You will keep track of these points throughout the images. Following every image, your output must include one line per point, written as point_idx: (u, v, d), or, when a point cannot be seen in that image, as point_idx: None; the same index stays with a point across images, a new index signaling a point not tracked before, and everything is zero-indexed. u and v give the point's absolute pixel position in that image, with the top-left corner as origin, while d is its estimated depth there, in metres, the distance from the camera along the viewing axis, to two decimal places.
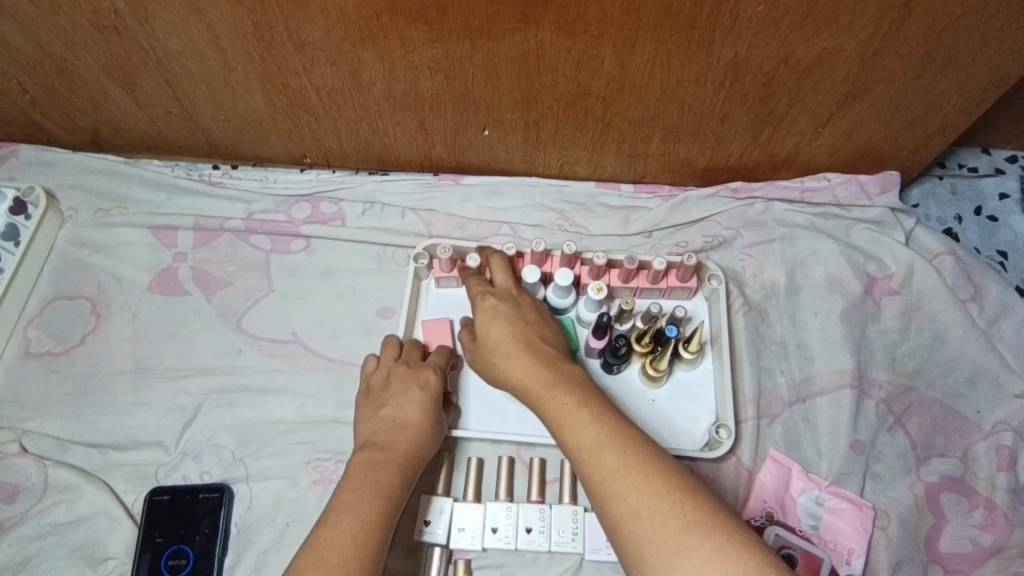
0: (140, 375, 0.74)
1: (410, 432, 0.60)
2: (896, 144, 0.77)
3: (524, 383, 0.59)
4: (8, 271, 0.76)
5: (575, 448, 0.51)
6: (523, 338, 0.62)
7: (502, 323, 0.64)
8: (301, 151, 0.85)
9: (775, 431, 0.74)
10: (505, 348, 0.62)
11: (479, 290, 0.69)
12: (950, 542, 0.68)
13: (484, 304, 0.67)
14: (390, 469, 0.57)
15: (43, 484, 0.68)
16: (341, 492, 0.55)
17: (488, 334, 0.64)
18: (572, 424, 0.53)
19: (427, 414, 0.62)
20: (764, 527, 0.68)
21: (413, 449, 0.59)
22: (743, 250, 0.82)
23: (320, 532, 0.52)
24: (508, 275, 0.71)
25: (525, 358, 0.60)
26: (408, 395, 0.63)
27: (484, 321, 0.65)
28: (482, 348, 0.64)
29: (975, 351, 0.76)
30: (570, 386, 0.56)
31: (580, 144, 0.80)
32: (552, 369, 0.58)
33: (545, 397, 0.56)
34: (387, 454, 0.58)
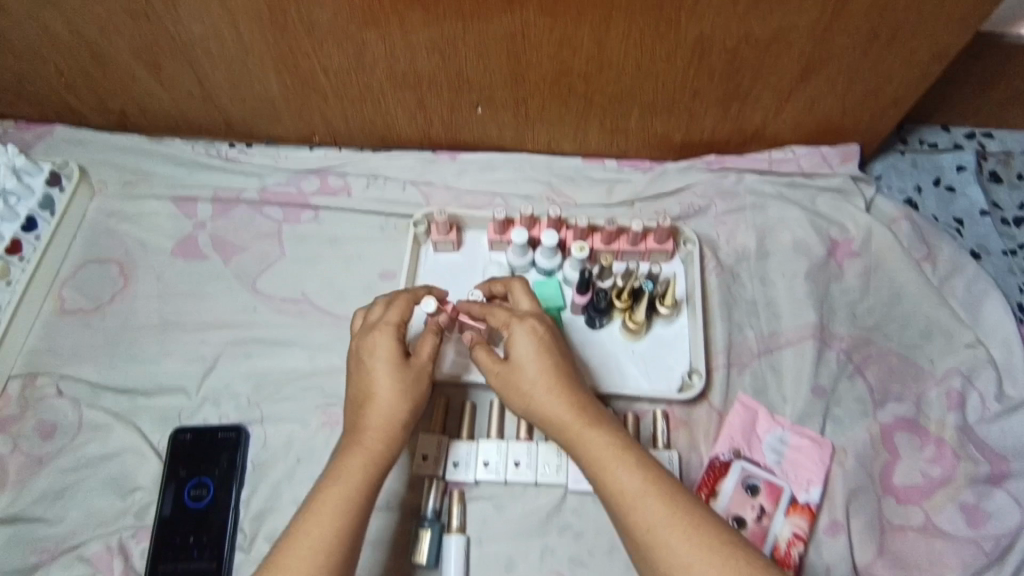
0: (164, 329, 0.82)
1: (378, 406, 0.60)
2: (854, 117, 0.84)
3: (554, 414, 0.59)
4: (45, 237, 0.83)
5: (620, 493, 0.54)
6: (556, 372, 0.61)
7: (539, 356, 0.61)
8: (311, 130, 0.93)
9: (744, 378, 0.80)
10: (535, 381, 0.60)
11: (507, 317, 0.65)
12: (903, 476, 0.75)
13: (522, 328, 0.63)
14: (366, 458, 0.57)
15: (79, 422, 0.76)
16: (321, 493, 0.55)
17: (519, 365, 0.61)
18: (614, 466, 0.55)
19: (401, 385, 0.61)
20: (730, 462, 0.75)
21: (389, 428, 0.59)
22: (717, 218, 0.89)
23: (298, 531, 0.53)
24: (531, 300, 0.68)
25: (557, 390, 0.60)
26: (376, 365, 0.61)
27: (516, 347, 0.62)
28: (507, 374, 0.62)
29: (929, 305, 0.82)
30: (607, 427, 0.58)
31: (565, 120, 0.87)
32: (586, 405, 0.60)
33: (582, 436, 0.57)
34: (361, 443, 0.58)
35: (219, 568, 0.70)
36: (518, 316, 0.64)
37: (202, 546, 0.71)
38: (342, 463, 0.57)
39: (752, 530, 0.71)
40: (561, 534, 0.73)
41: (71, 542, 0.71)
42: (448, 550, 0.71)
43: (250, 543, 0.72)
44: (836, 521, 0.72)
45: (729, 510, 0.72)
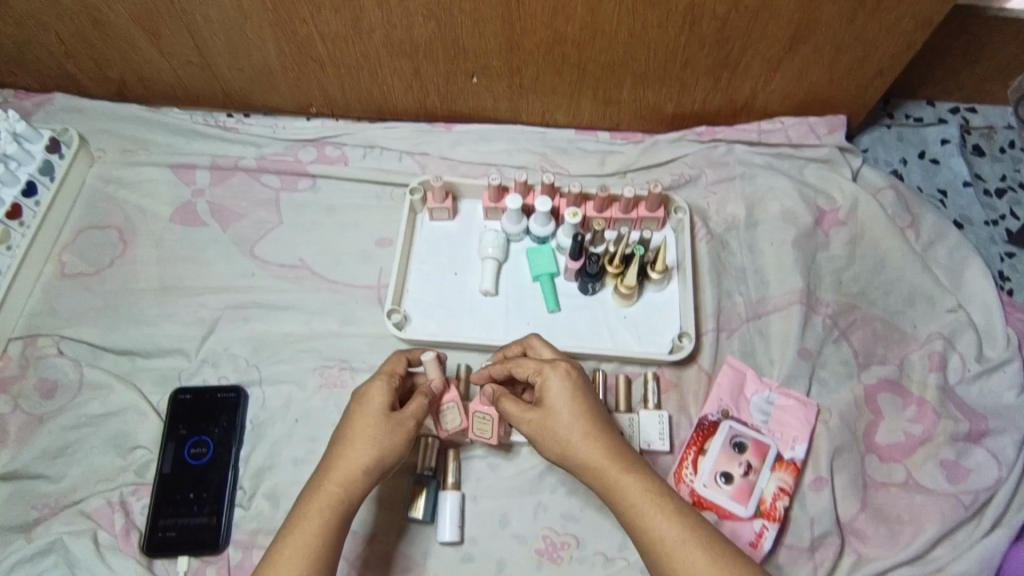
0: (164, 293, 0.83)
1: (353, 450, 0.60)
2: (840, 86, 0.86)
3: (589, 460, 0.60)
4: (45, 202, 0.85)
5: (660, 543, 0.56)
6: (591, 420, 0.62)
7: (575, 404, 0.62)
8: (308, 100, 0.94)
9: (733, 343, 0.82)
10: (570, 429, 0.61)
11: (536, 367, 0.65)
12: (885, 435, 0.77)
13: (556, 376, 0.64)
14: (328, 505, 0.58)
15: (79, 381, 0.78)
16: (283, 542, 0.56)
17: (555, 412, 0.62)
18: (656, 516, 0.57)
19: (381, 434, 0.61)
20: (719, 421, 0.77)
21: (358, 479, 0.60)
22: (707, 188, 0.91)
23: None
24: (553, 351, 0.68)
25: (595, 437, 0.61)
26: (360, 412, 0.62)
27: (552, 394, 0.63)
28: (544, 420, 0.62)
29: (912, 272, 0.84)
30: (645, 474, 0.59)
31: (559, 90, 0.89)
32: (620, 450, 0.61)
33: (620, 484, 0.59)
34: (326, 491, 0.58)
35: (219, 524, 0.71)
36: (550, 363, 0.64)
37: (202, 502, 0.72)
38: (307, 510, 0.58)
39: (739, 484, 0.73)
40: (553, 492, 0.75)
41: (72, 497, 0.72)
42: (443, 505, 0.73)
43: (249, 500, 0.73)
44: (821, 477, 0.74)
45: (715, 465, 0.74)
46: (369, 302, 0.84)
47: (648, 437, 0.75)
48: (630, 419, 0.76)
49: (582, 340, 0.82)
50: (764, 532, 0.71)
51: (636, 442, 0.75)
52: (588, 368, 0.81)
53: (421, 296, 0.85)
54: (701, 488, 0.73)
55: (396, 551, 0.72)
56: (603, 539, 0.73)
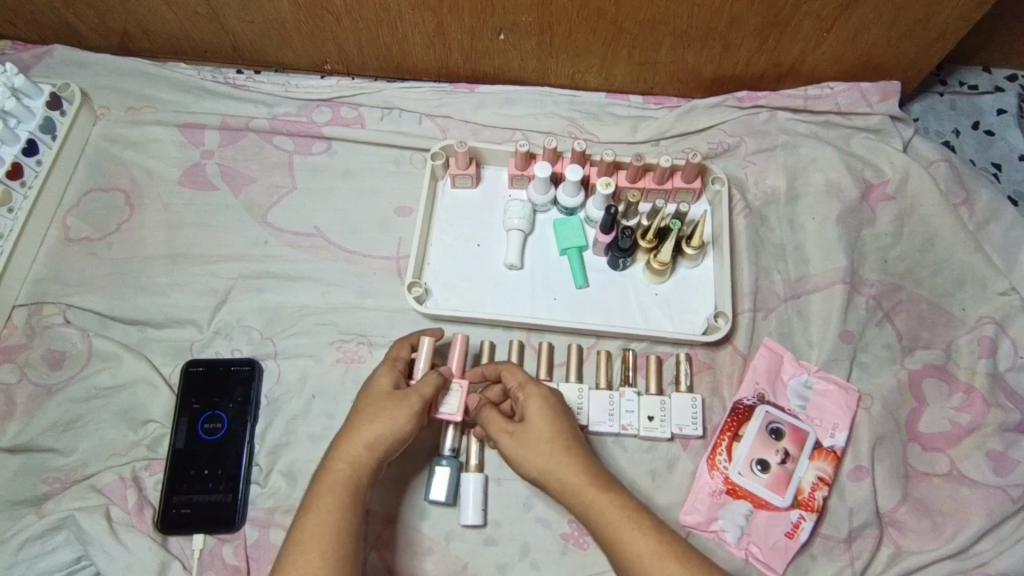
0: (174, 260, 0.80)
1: (361, 438, 0.58)
2: (897, 50, 0.80)
3: (564, 480, 0.58)
4: (46, 163, 0.80)
5: (635, 559, 0.53)
6: (571, 441, 0.59)
7: (553, 423, 0.60)
8: (323, 56, 0.89)
9: (770, 323, 0.78)
10: (552, 449, 0.58)
11: (521, 382, 0.62)
12: (929, 423, 0.73)
13: (536, 395, 0.61)
14: (344, 480, 0.56)
15: (87, 352, 0.75)
16: (301, 522, 0.54)
17: (534, 428, 0.59)
18: (637, 534, 0.54)
19: (385, 412, 0.59)
20: (755, 406, 0.73)
21: (369, 455, 0.58)
22: (746, 158, 0.86)
23: (288, 558, 0.52)
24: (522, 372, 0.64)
25: (571, 456, 0.58)
26: (367, 395, 0.61)
27: (533, 412, 0.60)
28: (524, 440, 0.59)
29: (964, 252, 0.79)
30: (625, 495, 0.57)
31: (592, 50, 0.83)
32: (594, 467, 0.58)
33: (601, 504, 0.56)
34: (335, 470, 0.57)
35: (235, 501, 0.69)
36: (532, 381, 0.62)
37: (216, 479, 0.69)
38: (319, 488, 0.56)
39: (776, 473, 0.70)
40: None
41: (83, 472, 0.70)
42: (466, 487, 0.70)
43: (265, 477, 0.71)
44: (861, 466, 0.70)
45: (751, 451, 0.71)
46: (387, 274, 0.80)
47: (680, 421, 0.72)
48: (662, 402, 0.73)
49: (611, 318, 0.78)
50: (801, 522, 0.68)
51: (668, 426, 0.72)
52: (616, 346, 0.78)
53: (441, 269, 0.80)
54: (736, 476, 0.70)
55: (420, 535, 0.70)
56: None
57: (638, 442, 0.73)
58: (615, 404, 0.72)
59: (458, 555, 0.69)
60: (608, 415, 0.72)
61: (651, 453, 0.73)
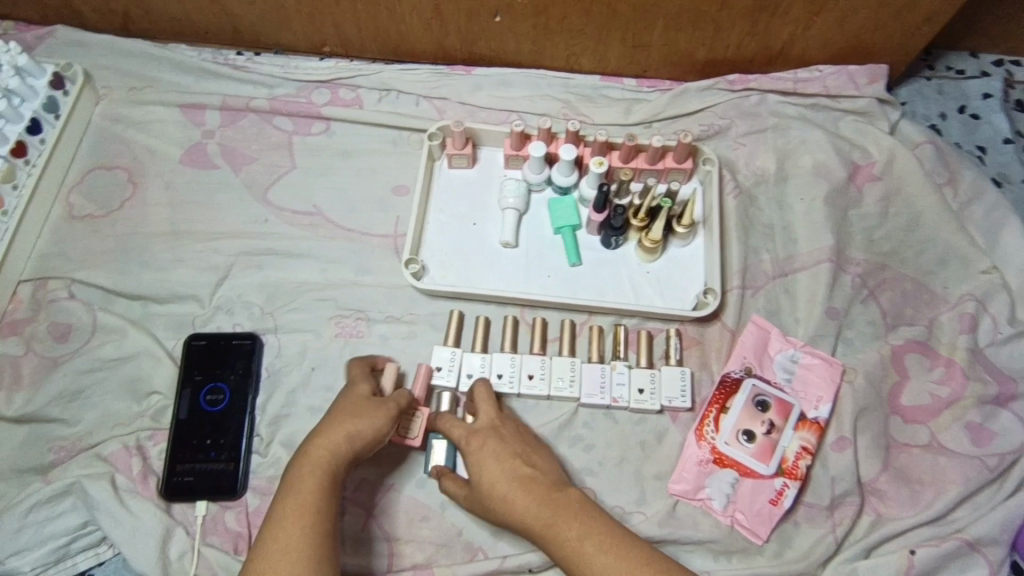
0: (176, 237, 0.81)
1: (341, 430, 0.60)
2: (885, 33, 0.82)
3: (526, 517, 0.57)
4: (50, 141, 0.81)
5: None
6: (516, 475, 0.60)
7: (495, 464, 0.61)
8: (322, 38, 0.90)
9: (758, 300, 0.80)
10: (498, 492, 0.59)
11: (465, 431, 0.64)
12: (910, 396, 0.75)
13: (482, 451, 0.62)
14: (322, 468, 0.56)
15: (91, 325, 0.76)
16: (282, 505, 0.54)
17: (488, 481, 0.60)
18: (593, 552, 0.53)
19: (365, 413, 0.62)
20: (742, 379, 0.75)
21: (348, 444, 0.59)
22: (737, 140, 0.87)
23: (268, 537, 0.52)
24: (491, 406, 0.67)
25: (529, 495, 0.58)
26: (346, 399, 0.64)
27: (474, 460, 0.61)
28: (476, 495, 0.62)
29: (947, 231, 0.81)
30: (585, 511, 0.56)
31: (587, 33, 0.85)
32: (560, 497, 0.57)
33: (551, 532, 0.55)
34: (316, 454, 0.57)
35: (237, 469, 0.71)
36: (479, 436, 0.63)
37: (219, 448, 0.71)
38: (298, 473, 0.56)
39: (761, 443, 0.73)
40: (572, 446, 0.74)
41: (88, 441, 0.72)
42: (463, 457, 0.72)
43: (267, 447, 0.73)
44: (843, 438, 0.73)
45: (735, 424, 0.74)
46: (385, 251, 0.82)
47: (669, 393, 0.74)
48: (652, 375, 0.75)
49: (603, 295, 0.80)
50: (784, 490, 0.71)
51: (658, 398, 0.74)
52: (608, 322, 0.80)
53: (437, 247, 0.82)
54: (722, 446, 0.73)
55: (418, 503, 0.72)
56: (622, 494, 0.72)
57: (629, 415, 0.75)
58: (606, 377, 0.75)
59: (453, 522, 0.71)
60: (600, 387, 0.74)
61: (641, 425, 0.75)
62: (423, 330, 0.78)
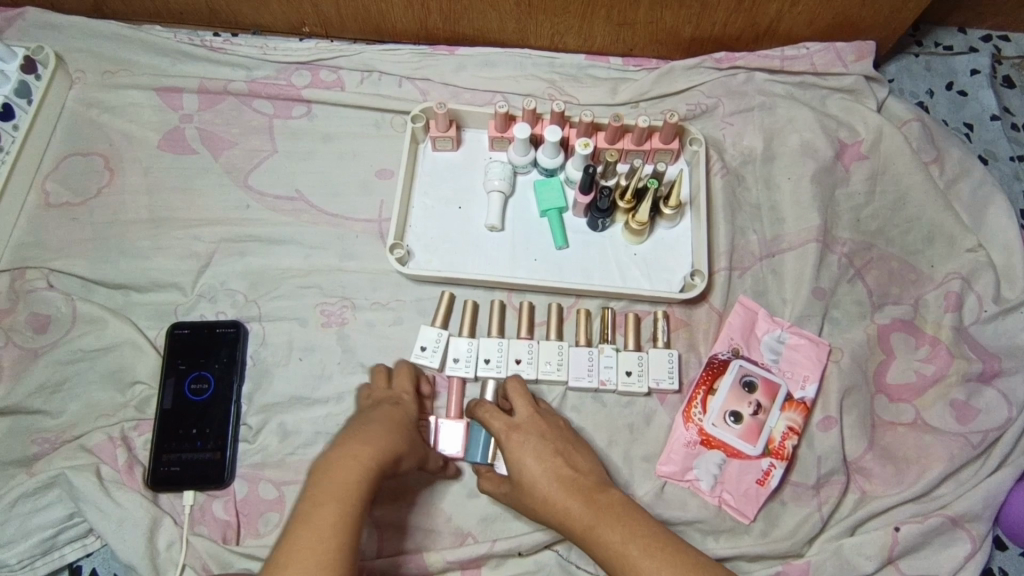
0: (156, 224, 0.80)
1: (380, 435, 0.58)
2: (872, 9, 0.81)
3: (568, 516, 0.56)
4: (23, 127, 0.80)
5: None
6: (557, 474, 0.59)
7: (537, 462, 0.60)
8: (301, 19, 0.88)
9: (745, 281, 0.80)
10: (539, 490, 0.59)
11: (506, 426, 0.63)
12: (896, 374, 0.76)
13: (522, 448, 0.61)
14: (358, 463, 0.53)
15: (71, 315, 0.75)
16: (314, 493, 0.50)
17: (531, 481, 0.60)
18: (635, 553, 0.51)
19: (400, 431, 0.60)
20: (730, 360, 0.75)
21: (383, 448, 0.56)
22: (724, 119, 0.87)
23: (296, 527, 0.48)
24: (528, 403, 0.66)
25: (575, 494, 0.57)
26: (387, 415, 0.62)
27: (515, 457, 0.61)
28: (518, 490, 0.62)
29: (933, 209, 0.81)
30: (627, 511, 0.55)
31: (571, 12, 0.83)
32: (605, 499, 0.56)
33: (594, 532, 0.54)
34: (355, 451, 0.54)
35: (224, 458, 0.70)
36: (519, 433, 0.62)
37: (205, 437, 0.71)
38: (334, 463, 0.53)
39: (749, 423, 0.73)
40: None
41: (72, 433, 0.71)
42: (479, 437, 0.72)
43: (254, 435, 0.72)
44: (829, 416, 0.73)
45: (728, 406, 0.74)
46: (369, 236, 0.81)
47: (657, 376, 0.74)
48: (639, 357, 0.75)
49: (590, 277, 0.80)
50: (771, 470, 0.71)
51: (646, 380, 0.74)
52: (596, 305, 0.79)
53: (423, 231, 0.81)
54: (709, 427, 0.73)
55: (407, 487, 0.71)
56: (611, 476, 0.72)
57: (617, 398, 0.75)
58: (594, 360, 0.75)
59: (443, 508, 0.71)
60: (588, 369, 0.74)
61: (629, 407, 0.75)
62: (409, 315, 0.78)
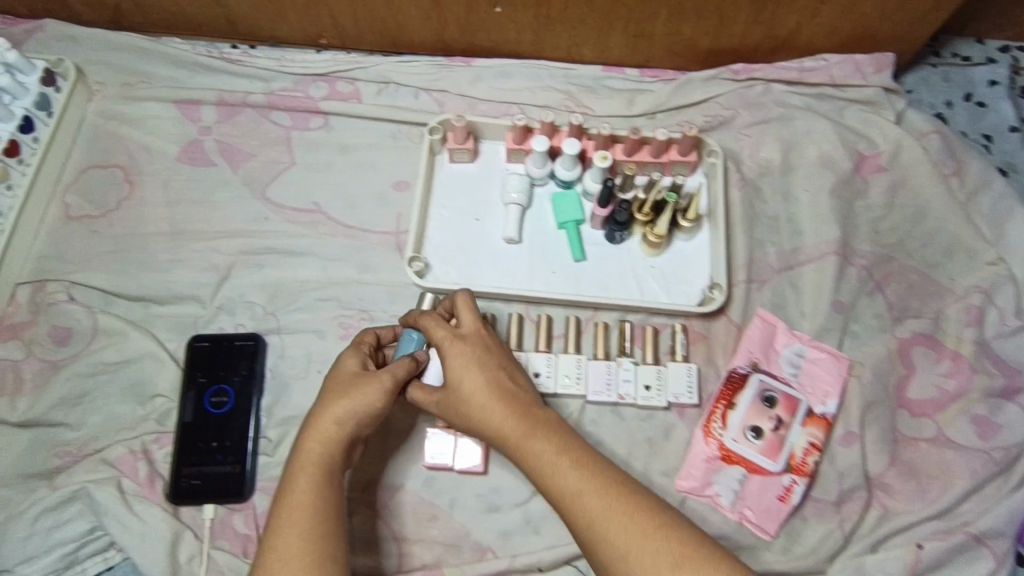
0: (175, 236, 0.80)
1: (337, 414, 0.58)
2: (891, 22, 0.81)
3: (500, 431, 0.57)
4: (44, 140, 0.80)
5: (566, 491, 0.53)
6: (497, 388, 0.58)
7: (476, 374, 0.59)
8: (318, 31, 0.88)
9: (764, 294, 0.79)
10: (475, 400, 0.58)
11: (449, 336, 0.61)
12: (918, 389, 0.75)
13: (462, 359, 0.60)
14: (316, 461, 0.55)
15: (92, 328, 0.75)
16: (283, 501, 0.53)
17: (468, 392, 0.59)
18: (564, 467, 0.54)
19: (353, 391, 0.59)
20: (750, 375, 0.75)
21: (338, 430, 0.57)
22: (741, 131, 0.86)
23: (274, 535, 0.51)
24: (477, 318, 0.63)
25: (509, 406, 0.58)
26: (335, 380, 0.61)
27: (455, 367, 0.60)
28: (452, 399, 0.60)
29: (953, 222, 0.81)
30: (559, 431, 0.57)
31: (588, 23, 0.83)
32: (537, 415, 0.57)
33: (526, 444, 0.56)
34: (311, 449, 0.56)
35: (243, 472, 0.70)
36: (462, 345, 0.60)
37: (225, 450, 0.71)
38: (297, 464, 0.55)
39: (770, 439, 0.73)
40: None
41: (94, 446, 0.71)
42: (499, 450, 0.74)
43: (274, 448, 0.72)
44: (851, 432, 0.73)
45: (746, 420, 0.74)
46: (386, 248, 0.81)
47: (677, 389, 0.74)
48: (658, 371, 0.75)
49: (607, 290, 0.80)
50: (793, 486, 0.71)
51: (665, 394, 0.74)
52: (613, 318, 0.79)
53: (440, 243, 0.81)
54: (730, 443, 0.73)
55: (427, 501, 0.72)
56: None
57: (635, 411, 0.75)
58: (613, 373, 0.75)
59: (462, 522, 0.71)
60: (607, 383, 0.74)
61: (648, 421, 0.75)
62: None
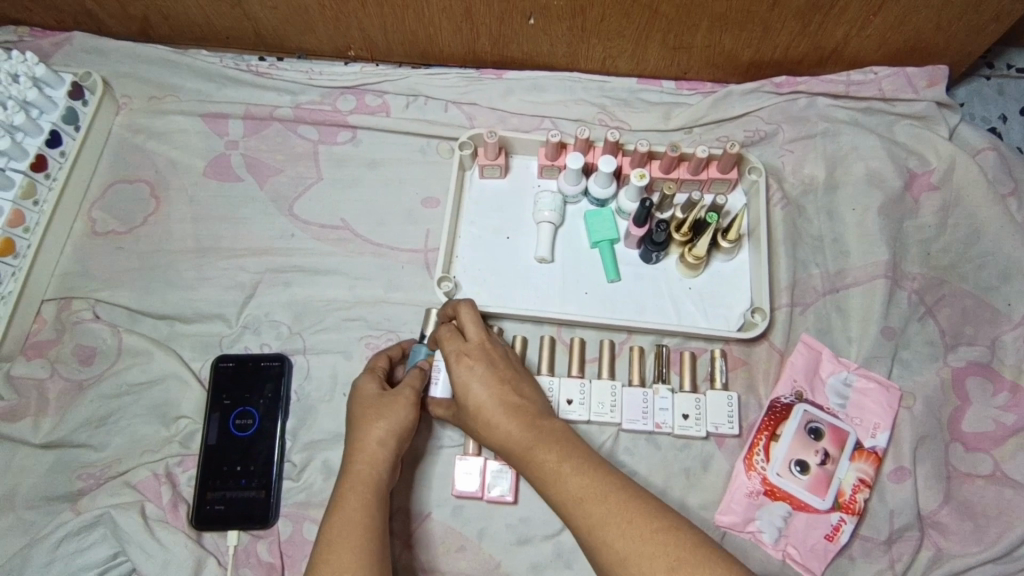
0: (201, 253, 0.79)
1: (379, 435, 0.57)
2: (946, 34, 0.77)
3: (507, 442, 0.54)
4: (71, 155, 0.79)
5: (567, 500, 0.49)
6: (504, 401, 0.56)
7: (481, 388, 0.57)
8: (347, 43, 0.87)
9: (808, 318, 0.76)
10: (483, 414, 0.56)
11: (456, 351, 0.59)
12: (973, 422, 0.71)
13: (468, 373, 0.57)
14: (366, 481, 0.54)
15: (117, 348, 0.74)
16: (329, 520, 0.51)
17: (476, 406, 0.56)
18: (568, 474, 0.50)
19: (381, 411, 0.58)
20: (793, 404, 0.72)
21: (386, 452, 0.56)
22: (783, 146, 0.83)
23: (322, 553, 0.49)
24: (480, 328, 0.60)
25: (514, 418, 0.55)
26: (359, 404, 0.59)
27: (461, 381, 0.57)
28: (463, 414, 0.58)
29: (1011, 244, 0.77)
30: (566, 438, 0.53)
31: (625, 36, 0.80)
32: (544, 425, 0.54)
33: (530, 453, 0.53)
34: (359, 470, 0.55)
35: (268, 498, 0.68)
36: (468, 359, 0.58)
37: (250, 475, 0.69)
38: (346, 482, 0.54)
39: (816, 474, 0.69)
40: None
41: (117, 468, 0.70)
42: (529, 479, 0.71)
43: (298, 473, 0.70)
44: (902, 467, 0.69)
45: (790, 451, 0.70)
46: (415, 266, 0.79)
47: (716, 420, 0.71)
48: (697, 400, 0.71)
49: (642, 312, 0.77)
50: (841, 525, 0.67)
51: (704, 424, 0.70)
52: (649, 342, 0.76)
53: (469, 262, 0.79)
54: (774, 476, 0.70)
55: (455, 531, 0.69)
56: None
57: (672, 440, 0.72)
58: (649, 401, 0.71)
59: (491, 554, 0.68)
60: (642, 412, 0.71)
61: (685, 451, 0.72)
62: None
